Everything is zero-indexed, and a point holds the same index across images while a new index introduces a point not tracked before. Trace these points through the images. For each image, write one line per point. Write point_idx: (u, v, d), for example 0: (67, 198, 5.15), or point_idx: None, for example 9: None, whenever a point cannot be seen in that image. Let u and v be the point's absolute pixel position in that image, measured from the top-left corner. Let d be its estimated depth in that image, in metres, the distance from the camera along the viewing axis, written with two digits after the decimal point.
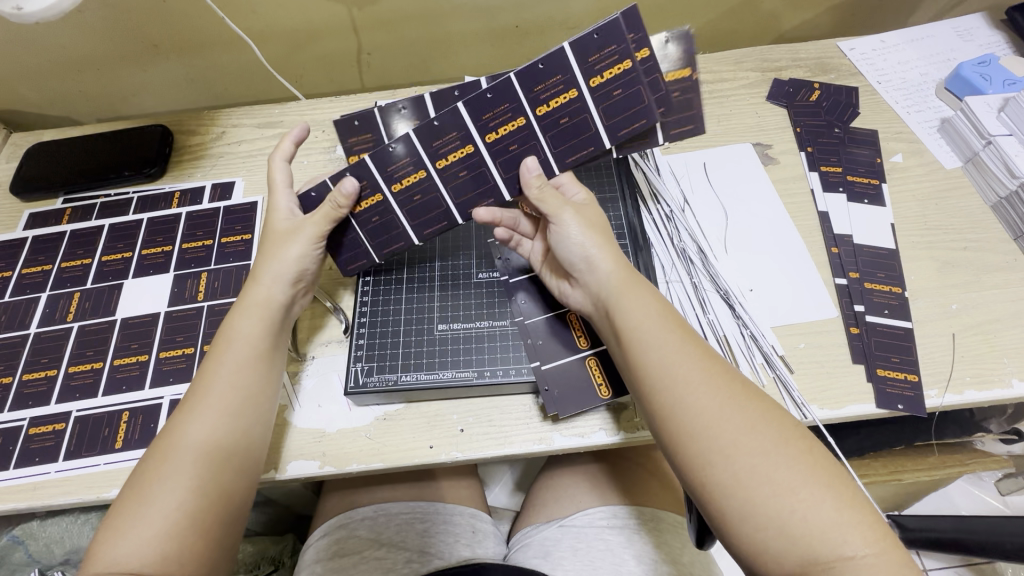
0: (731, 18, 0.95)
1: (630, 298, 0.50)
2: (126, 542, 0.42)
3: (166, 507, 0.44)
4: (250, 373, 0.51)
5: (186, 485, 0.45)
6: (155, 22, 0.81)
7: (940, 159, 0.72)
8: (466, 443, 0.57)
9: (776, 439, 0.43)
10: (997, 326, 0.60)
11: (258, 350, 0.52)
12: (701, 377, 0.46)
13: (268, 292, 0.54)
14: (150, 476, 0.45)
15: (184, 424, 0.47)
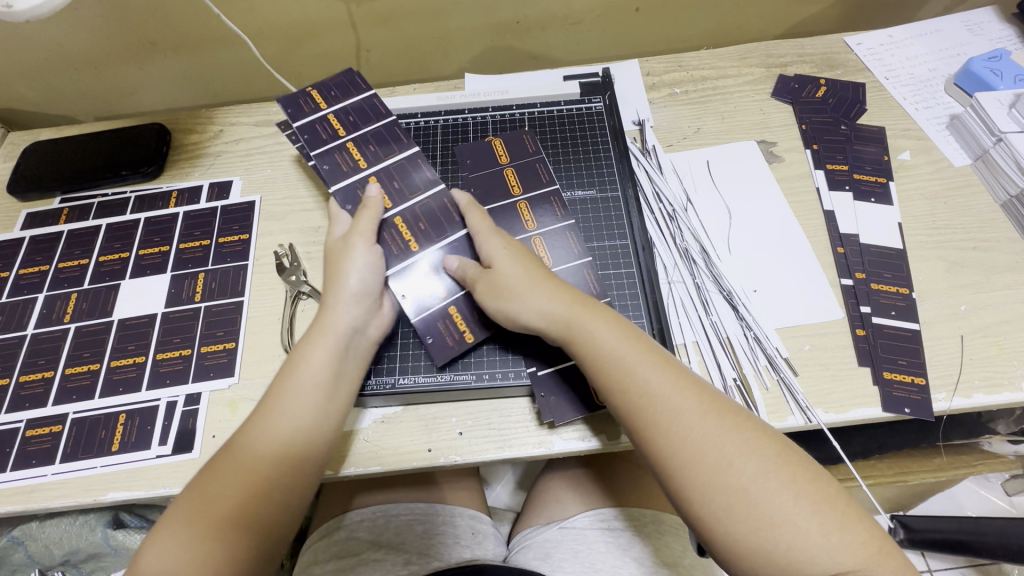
0: (735, 14, 0.94)
1: (600, 329, 0.50)
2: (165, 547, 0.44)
3: (204, 533, 0.44)
4: (314, 406, 0.50)
5: (227, 500, 0.45)
6: (152, 20, 0.80)
7: (948, 157, 0.71)
8: (465, 446, 0.56)
9: (761, 467, 0.43)
10: (1007, 328, 0.59)
11: (326, 382, 0.51)
12: (674, 408, 0.46)
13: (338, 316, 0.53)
14: (197, 498, 0.46)
15: (243, 440, 0.48)
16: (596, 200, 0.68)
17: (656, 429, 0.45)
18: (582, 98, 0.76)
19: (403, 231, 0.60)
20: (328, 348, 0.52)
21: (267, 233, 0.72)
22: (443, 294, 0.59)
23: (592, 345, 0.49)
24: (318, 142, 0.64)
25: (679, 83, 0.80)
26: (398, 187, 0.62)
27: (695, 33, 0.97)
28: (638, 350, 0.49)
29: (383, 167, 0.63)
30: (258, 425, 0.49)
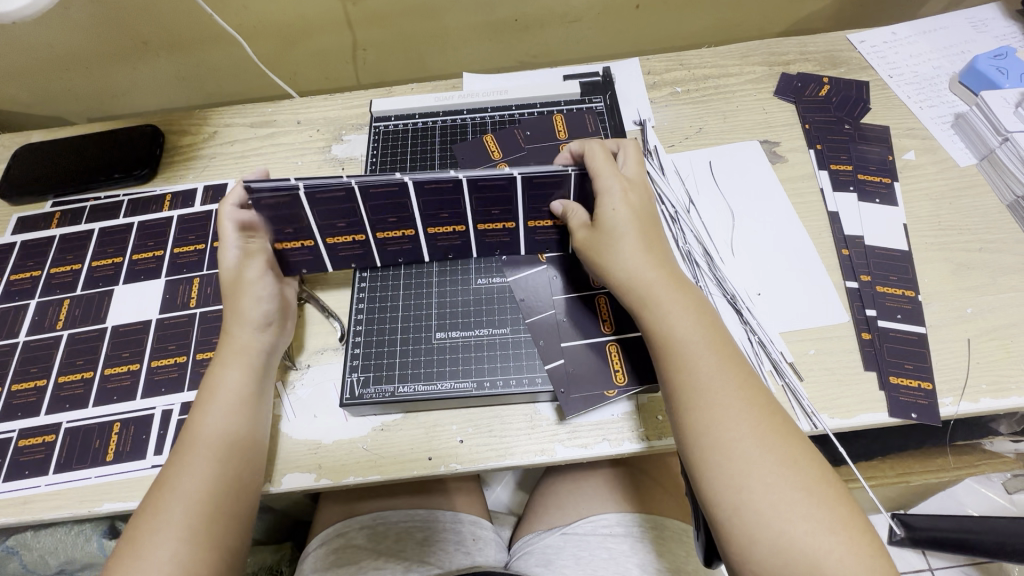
0: (736, 11, 0.93)
1: (672, 308, 0.49)
2: None
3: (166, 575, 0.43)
4: (227, 428, 0.50)
5: (175, 539, 0.44)
6: (143, 19, 0.79)
7: (953, 157, 0.70)
8: (466, 454, 0.55)
9: (806, 477, 0.42)
10: (1014, 331, 0.58)
11: (233, 403, 0.51)
12: (732, 402, 0.45)
13: (247, 337, 0.53)
14: (123, 562, 0.44)
15: (176, 478, 0.47)
16: None
17: (702, 419, 0.45)
18: (583, 98, 0.75)
19: (494, 223, 0.59)
20: (236, 364, 0.52)
21: None
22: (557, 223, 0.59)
23: (664, 321, 0.48)
24: (321, 265, 0.60)
25: (680, 83, 0.78)
26: (452, 213, 0.57)
27: (695, 31, 0.96)
28: (705, 337, 0.48)
29: (420, 216, 0.57)
30: (170, 465, 0.48)
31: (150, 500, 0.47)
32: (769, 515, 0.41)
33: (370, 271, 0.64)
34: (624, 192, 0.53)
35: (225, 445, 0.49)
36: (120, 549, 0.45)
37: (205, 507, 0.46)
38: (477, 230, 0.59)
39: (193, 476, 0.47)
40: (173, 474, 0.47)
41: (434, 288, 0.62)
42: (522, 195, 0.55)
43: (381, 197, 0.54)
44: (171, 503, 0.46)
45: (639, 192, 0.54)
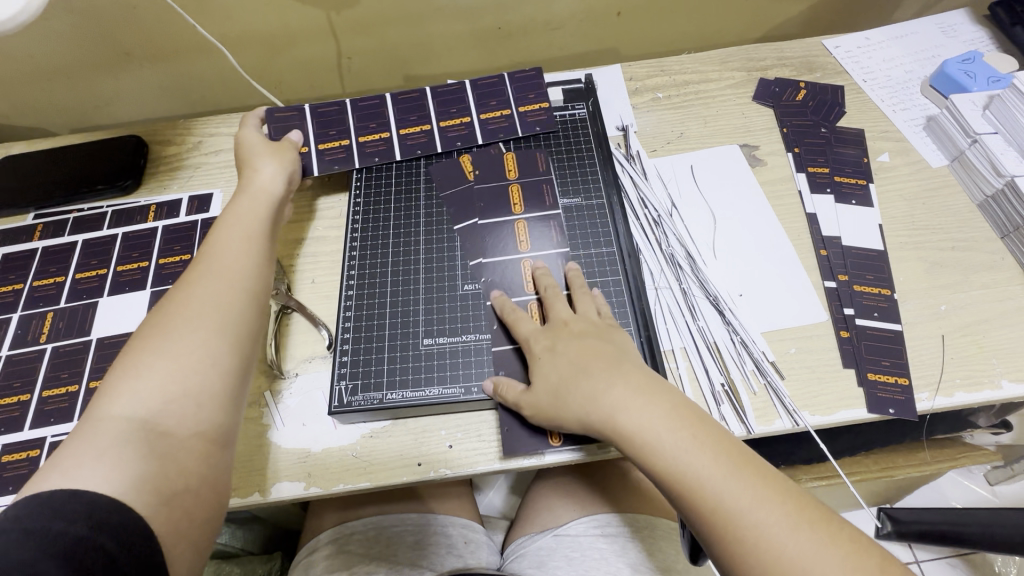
0: (715, 18, 0.95)
1: (661, 433, 0.46)
2: (127, 396, 0.41)
3: (185, 371, 0.43)
4: (242, 253, 0.51)
5: (190, 338, 0.44)
6: (126, 29, 0.78)
7: (925, 158, 0.72)
8: (455, 460, 0.55)
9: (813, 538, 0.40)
10: (986, 326, 0.60)
11: (249, 243, 0.53)
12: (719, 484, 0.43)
13: (265, 184, 0.59)
14: (124, 375, 0.42)
15: (193, 292, 0.47)
16: (582, 207, 0.67)
17: (743, 551, 0.41)
18: (566, 104, 0.76)
19: (453, 120, 0.73)
20: (252, 214, 0.55)
21: None
22: (504, 112, 0.73)
23: (663, 455, 0.45)
24: (308, 167, 0.70)
25: (661, 88, 0.80)
26: (418, 116, 0.73)
27: (676, 37, 0.98)
28: (708, 454, 0.44)
29: (394, 120, 0.73)
30: (183, 282, 0.48)
31: (155, 318, 0.46)
32: None
33: (356, 282, 0.64)
34: (535, 339, 0.55)
35: (239, 272, 0.50)
36: (117, 367, 0.43)
37: (222, 310, 0.47)
38: (439, 128, 0.73)
39: (209, 288, 0.47)
40: (185, 294, 0.47)
41: (421, 294, 0.63)
42: (470, 93, 0.75)
43: (364, 108, 0.74)
44: (183, 313, 0.46)
45: (557, 329, 0.55)
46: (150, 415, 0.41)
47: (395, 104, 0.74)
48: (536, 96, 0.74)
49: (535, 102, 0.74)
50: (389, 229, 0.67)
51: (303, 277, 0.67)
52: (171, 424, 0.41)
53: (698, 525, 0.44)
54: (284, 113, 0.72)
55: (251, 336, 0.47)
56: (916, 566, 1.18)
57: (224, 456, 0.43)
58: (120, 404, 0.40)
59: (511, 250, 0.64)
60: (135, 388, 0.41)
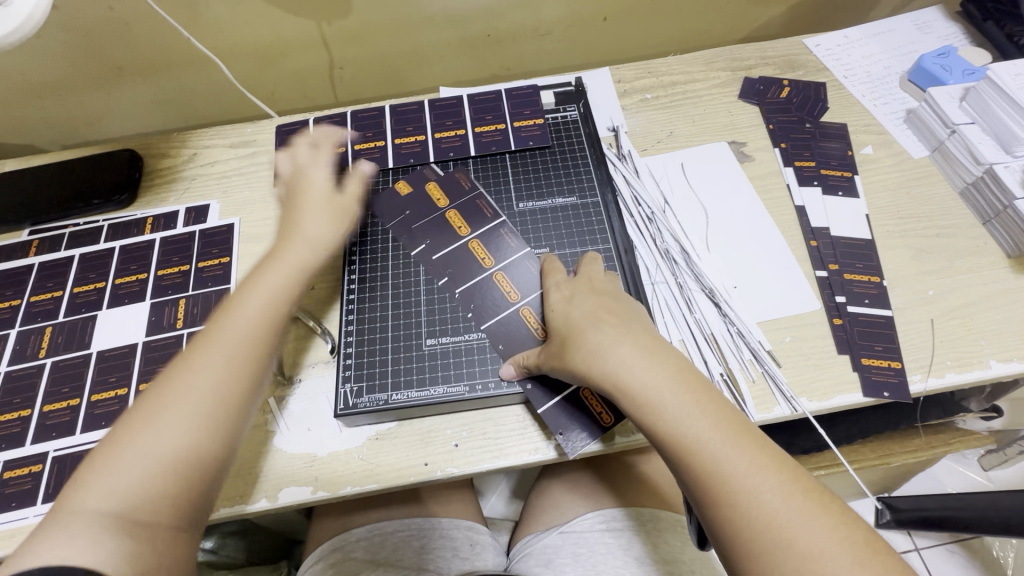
0: (699, 20, 0.97)
1: (661, 394, 0.47)
2: (111, 483, 0.43)
3: (167, 472, 0.44)
4: (253, 328, 0.52)
5: (179, 435, 0.45)
6: (118, 43, 0.79)
7: (907, 149, 0.74)
8: (461, 458, 0.56)
9: (799, 506, 0.41)
10: (973, 309, 0.61)
11: (264, 313, 0.53)
12: (713, 442, 0.44)
13: (309, 231, 0.60)
14: (116, 452, 0.44)
15: (198, 370, 0.48)
16: (577, 206, 0.69)
17: (736, 511, 0.42)
18: (558, 106, 0.77)
19: (448, 131, 0.74)
20: (276, 275, 0.56)
21: (248, 254, 0.71)
22: (498, 125, 0.74)
23: (662, 417, 0.46)
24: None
25: (650, 90, 0.82)
26: (414, 126, 0.75)
27: (661, 40, 1.00)
28: (707, 420, 0.46)
29: (390, 129, 0.74)
30: (191, 356, 0.50)
31: (147, 403, 0.47)
32: (793, 553, 0.40)
33: (357, 283, 0.65)
34: (557, 288, 0.58)
35: (246, 354, 0.50)
36: (112, 445, 0.45)
37: (213, 404, 0.48)
38: (433, 138, 0.74)
39: (209, 372, 0.48)
40: (188, 377, 0.48)
41: (423, 296, 0.63)
42: (468, 108, 0.76)
43: (364, 119, 0.76)
44: (177, 403, 0.47)
45: (576, 286, 0.57)
46: (128, 507, 0.42)
47: (395, 115, 0.76)
48: (531, 112, 0.75)
49: (529, 118, 0.75)
50: (387, 236, 0.68)
51: (304, 284, 0.68)
52: (144, 518, 0.42)
53: (704, 498, 0.44)
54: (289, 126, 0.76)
55: (235, 430, 0.49)
56: (917, 553, 1.20)
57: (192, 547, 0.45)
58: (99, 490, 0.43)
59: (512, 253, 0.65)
60: (113, 477, 0.43)
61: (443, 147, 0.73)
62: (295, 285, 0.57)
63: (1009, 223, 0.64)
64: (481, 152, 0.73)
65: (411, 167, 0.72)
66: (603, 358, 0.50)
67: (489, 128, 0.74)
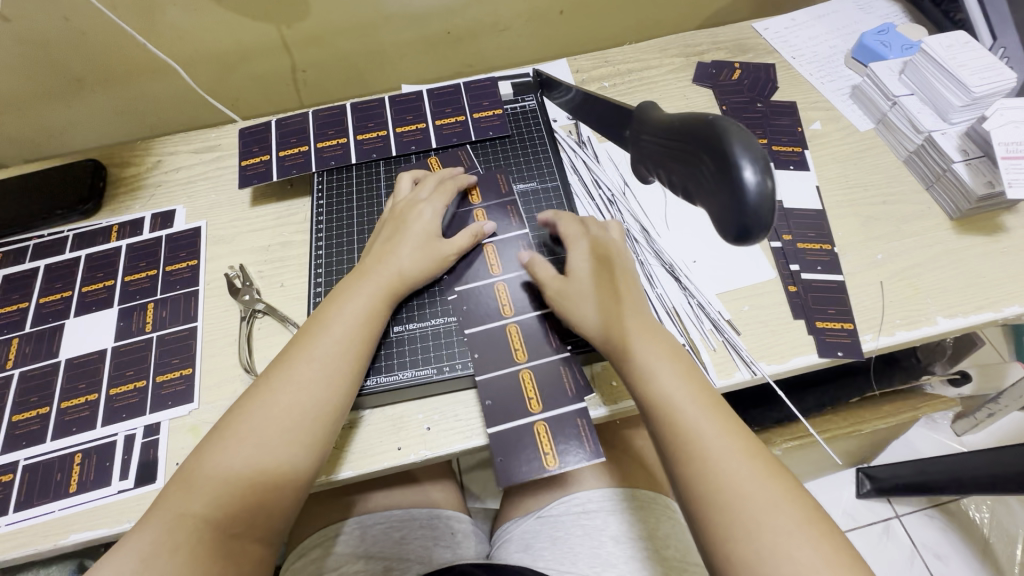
0: (654, 9, 1.00)
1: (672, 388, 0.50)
2: (218, 482, 0.47)
3: (265, 478, 0.48)
4: (345, 354, 0.54)
5: (282, 447, 0.49)
6: (76, 54, 0.79)
7: (854, 123, 0.77)
8: (434, 440, 0.57)
9: (775, 499, 0.43)
10: (919, 270, 0.64)
11: (355, 336, 0.55)
12: (688, 416, 0.48)
13: (420, 226, 0.62)
14: (219, 455, 0.48)
15: (298, 378, 0.51)
16: (538, 191, 0.70)
17: (696, 473, 0.45)
18: (516, 97, 0.79)
19: (409, 126, 0.75)
20: (366, 291, 0.58)
21: (215, 256, 0.71)
22: (458, 118, 0.76)
23: (655, 385, 0.50)
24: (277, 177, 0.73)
25: (607, 78, 0.84)
26: (376, 122, 0.76)
27: (619, 30, 1.03)
28: (694, 399, 0.49)
29: (352, 126, 0.76)
30: (284, 364, 0.53)
31: (253, 418, 0.49)
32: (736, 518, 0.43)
33: (324, 277, 0.66)
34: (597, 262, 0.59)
35: (340, 381, 0.53)
36: (219, 441, 0.49)
37: (310, 427, 0.50)
38: (395, 133, 0.75)
39: (308, 387, 0.51)
40: (291, 400, 0.50)
41: None
42: (429, 103, 0.77)
43: (325, 117, 0.77)
44: (280, 424, 0.49)
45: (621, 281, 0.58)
46: (222, 520, 0.45)
47: (356, 111, 0.77)
48: (490, 102, 0.77)
49: (489, 109, 0.76)
50: (354, 232, 0.69)
51: (272, 281, 0.69)
52: (240, 529, 0.46)
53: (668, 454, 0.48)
54: (252, 129, 0.77)
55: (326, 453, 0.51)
56: (898, 520, 1.23)
57: (270, 561, 0.48)
58: (202, 492, 0.46)
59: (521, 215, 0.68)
60: (221, 479, 0.47)
61: (405, 141, 0.74)
62: (385, 304, 0.58)
63: (949, 186, 0.67)
64: (441, 145, 0.74)
65: (375, 163, 0.74)
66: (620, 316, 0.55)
67: (450, 121, 0.76)
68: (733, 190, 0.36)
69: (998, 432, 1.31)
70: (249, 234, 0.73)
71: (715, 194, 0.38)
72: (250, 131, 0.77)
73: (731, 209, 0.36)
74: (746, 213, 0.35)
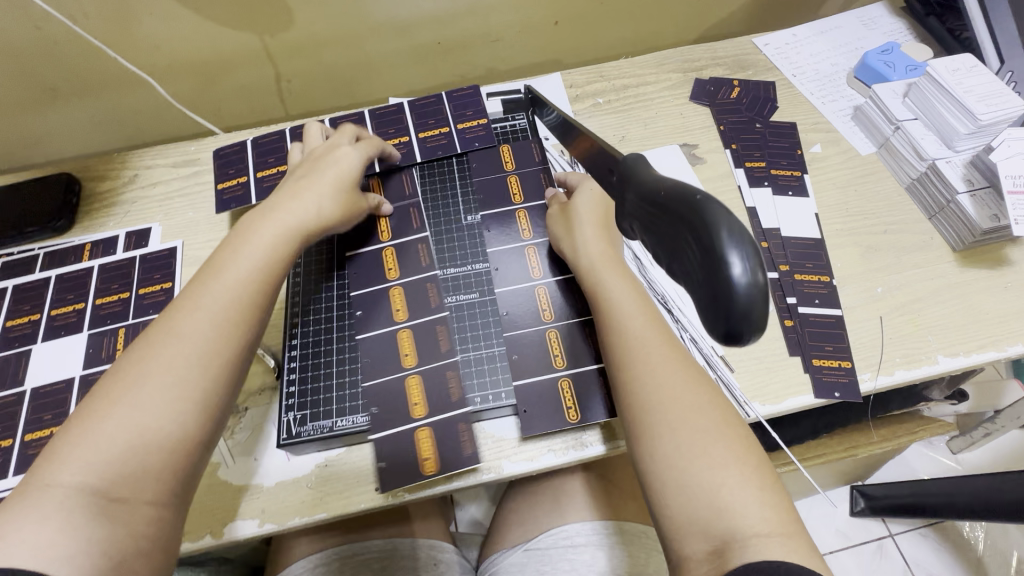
0: (653, 20, 0.97)
1: (624, 304, 0.53)
2: (90, 446, 0.41)
3: (151, 435, 0.42)
4: (240, 296, 0.49)
5: (168, 398, 0.43)
6: (47, 63, 0.76)
7: (855, 146, 0.75)
8: (414, 480, 0.55)
9: (711, 423, 0.45)
10: (921, 305, 0.62)
11: (254, 285, 0.50)
12: (638, 339, 0.50)
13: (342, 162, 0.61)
14: (92, 419, 0.42)
15: (179, 326, 0.46)
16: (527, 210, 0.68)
17: (634, 382, 0.49)
18: (506, 115, 0.77)
19: (392, 140, 0.73)
20: (263, 235, 0.54)
21: (191, 278, 0.69)
22: (441, 131, 0.73)
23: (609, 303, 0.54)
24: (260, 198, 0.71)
25: (601, 94, 0.81)
26: None
27: (616, 42, 1.00)
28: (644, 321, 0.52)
29: None
30: (170, 314, 0.48)
31: (138, 373, 0.44)
32: (664, 428, 0.45)
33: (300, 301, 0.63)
34: (586, 198, 0.61)
35: (233, 324, 0.48)
36: (98, 400, 0.43)
37: (206, 373, 0.45)
38: None
39: (194, 336, 0.46)
40: (173, 351, 0.45)
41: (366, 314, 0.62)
42: (410, 117, 0.74)
43: None
44: (162, 376, 0.44)
45: (604, 226, 0.59)
46: (101, 487, 0.40)
47: (341, 127, 0.74)
48: (473, 113, 0.74)
49: (472, 119, 0.74)
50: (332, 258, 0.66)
51: None
52: (124, 492, 0.40)
53: (613, 366, 0.51)
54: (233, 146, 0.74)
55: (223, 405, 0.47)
56: (892, 539, 1.21)
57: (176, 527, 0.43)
58: (76, 458, 0.40)
59: (513, 237, 0.66)
60: (97, 443, 0.41)
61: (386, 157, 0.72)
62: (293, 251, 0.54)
63: (952, 217, 0.65)
64: (424, 160, 0.72)
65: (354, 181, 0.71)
66: (588, 247, 0.58)
67: (434, 137, 0.73)
68: (714, 281, 0.30)
69: (996, 451, 1.29)
70: None
71: (692, 283, 0.31)
72: (230, 149, 0.74)
73: (713, 306, 0.30)
74: (733, 315, 0.29)
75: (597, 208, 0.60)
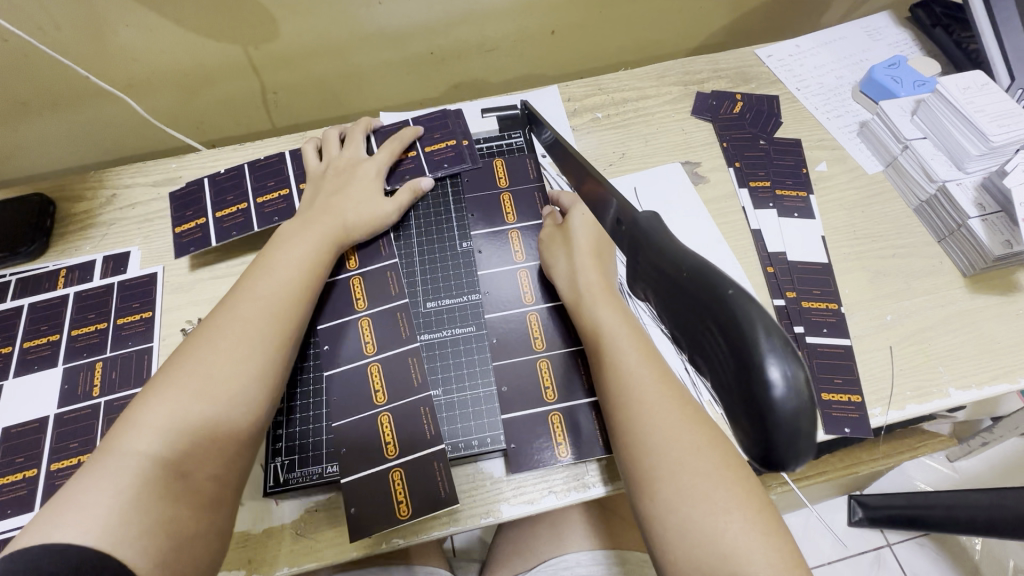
0: (652, 28, 0.94)
1: (619, 336, 0.51)
2: (154, 419, 0.43)
3: (212, 407, 0.44)
4: (292, 287, 0.54)
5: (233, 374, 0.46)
6: (17, 78, 0.72)
7: (862, 165, 0.73)
8: (410, 526, 0.52)
9: (712, 464, 0.42)
10: (931, 334, 0.60)
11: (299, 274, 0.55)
12: (634, 376, 0.48)
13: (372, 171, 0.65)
14: (158, 397, 0.44)
15: (239, 309, 0.50)
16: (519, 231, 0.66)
17: (632, 422, 0.46)
18: (502, 133, 0.74)
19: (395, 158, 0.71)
20: (308, 239, 0.58)
21: (173, 306, 0.66)
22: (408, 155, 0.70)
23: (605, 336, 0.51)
24: (249, 223, 0.67)
25: (600, 108, 0.78)
26: None
27: (614, 51, 0.97)
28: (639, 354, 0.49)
29: None
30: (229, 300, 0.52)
31: (198, 353, 0.47)
32: (663, 470, 0.43)
33: None
34: (580, 222, 0.58)
35: (288, 308, 0.52)
36: (161, 379, 0.46)
37: (267, 351, 0.49)
38: None
39: (252, 317, 0.50)
40: (237, 330, 0.49)
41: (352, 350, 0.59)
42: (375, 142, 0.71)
43: (304, 155, 0.72)
44: (230, 352, 0.47)
45: (599, 250, 0.57)
46: (174, 456, 0.42)
47: None
48: (443, 133, 0.71)
49: (442, 140, 0.71)
50: None
51: None
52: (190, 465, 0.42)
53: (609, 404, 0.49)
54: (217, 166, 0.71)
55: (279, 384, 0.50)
56: (890, 549, 1.20)
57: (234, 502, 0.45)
58: (141, 428, 0.42)
59: (507, 262, 0.64)
60: (169, 414, 0.43)
61: None
62: (334, 258, 0.58)
63: (963, 242, 0.63)
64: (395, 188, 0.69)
65: None
66: (582, 273, 0.55)
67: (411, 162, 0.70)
68: (750, 403, 0.24)
69: (993, 458, 1.29)
70: (209, 282, 0.67)
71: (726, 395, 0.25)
72: (221, 176, 0.71)
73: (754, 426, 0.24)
74: (782, 444, 0.24)
75: (589, 232, 0.58)
